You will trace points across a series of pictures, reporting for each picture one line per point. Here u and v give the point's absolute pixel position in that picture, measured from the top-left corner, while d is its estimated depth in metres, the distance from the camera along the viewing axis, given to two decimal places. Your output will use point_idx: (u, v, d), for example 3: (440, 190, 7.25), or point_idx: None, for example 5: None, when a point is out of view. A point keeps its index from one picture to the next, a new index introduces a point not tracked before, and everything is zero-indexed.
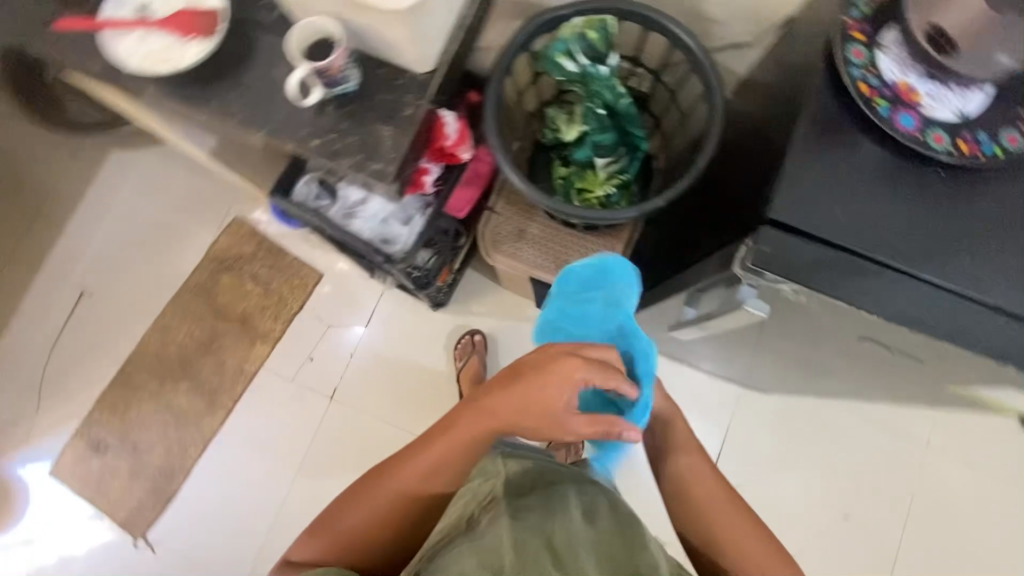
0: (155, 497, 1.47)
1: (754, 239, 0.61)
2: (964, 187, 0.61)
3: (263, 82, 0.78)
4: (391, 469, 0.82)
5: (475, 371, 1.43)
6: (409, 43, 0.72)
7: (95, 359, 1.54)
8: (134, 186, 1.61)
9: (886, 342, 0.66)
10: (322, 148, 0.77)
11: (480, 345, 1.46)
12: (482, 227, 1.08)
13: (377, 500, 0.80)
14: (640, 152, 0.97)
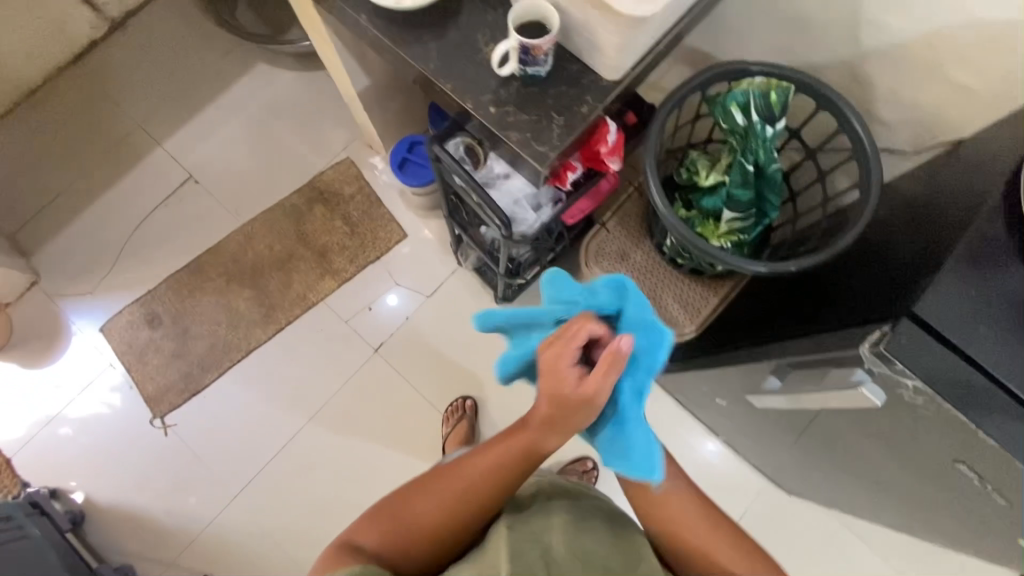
0: (185, 384, 1.51)
1: (890, 328, 0.63)
2: None
3: (466, 39, 0.84)
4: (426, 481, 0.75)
5: (462, 435, 1.42)
6: (613, 51, 0.76)
7: (177, 240, 1.62)
8: (269, 100, 1.71)
9: (989, 475, 0.64)
10: (497, 116, 0.82)
11: (470, 411, 1.47)
12: (588, 239, 1.11)
13: (446, 492, 0.73)
14: (766, 220, 0.99)
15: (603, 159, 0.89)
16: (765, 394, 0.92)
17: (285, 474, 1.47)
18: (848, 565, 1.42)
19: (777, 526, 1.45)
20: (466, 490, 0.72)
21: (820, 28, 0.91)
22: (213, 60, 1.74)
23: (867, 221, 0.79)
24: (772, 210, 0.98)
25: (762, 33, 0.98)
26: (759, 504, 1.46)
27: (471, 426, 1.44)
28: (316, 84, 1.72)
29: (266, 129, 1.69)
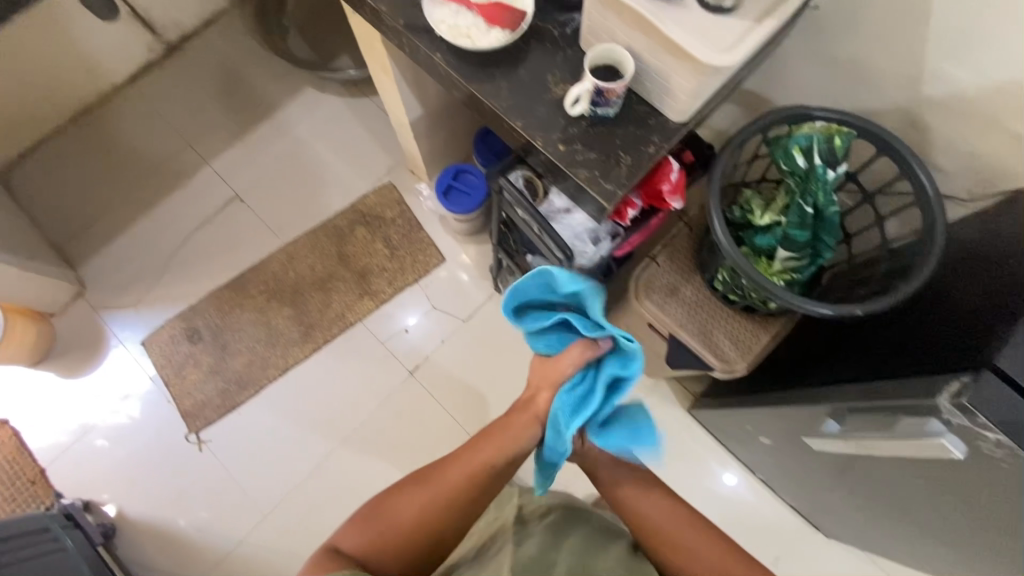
0: (222, 400, 1.52)
1: (970, 380, 0.63)
2: None
3: (536, 79, 0.87)
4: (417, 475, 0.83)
5: None
6: (685, 96, 0.78)
7: (220, 257, 1.65)
8: (315, 124, 1.76)
9: None
10: (566, 154, 0.84)
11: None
12: (638, 273, 1.11)
13: (429, 497, 0.80)
14: (820, 260, 1.00)
15: (664, 197, 0.92)
16: (824, 435, 0.91)
17: (316, 494, 1.46)
18: None
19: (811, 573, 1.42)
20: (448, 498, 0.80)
21: (880, 77, 0.93)
22: (263, 84, 1.79)
23: (933, 268, 0.80)
24: (827, 251, 0.99)
25: (819, 78, 1.00)
26: (793, 545, 1.44)
27: None
28: (361, 109, 1.77)
29: (311, 151, 1.74)
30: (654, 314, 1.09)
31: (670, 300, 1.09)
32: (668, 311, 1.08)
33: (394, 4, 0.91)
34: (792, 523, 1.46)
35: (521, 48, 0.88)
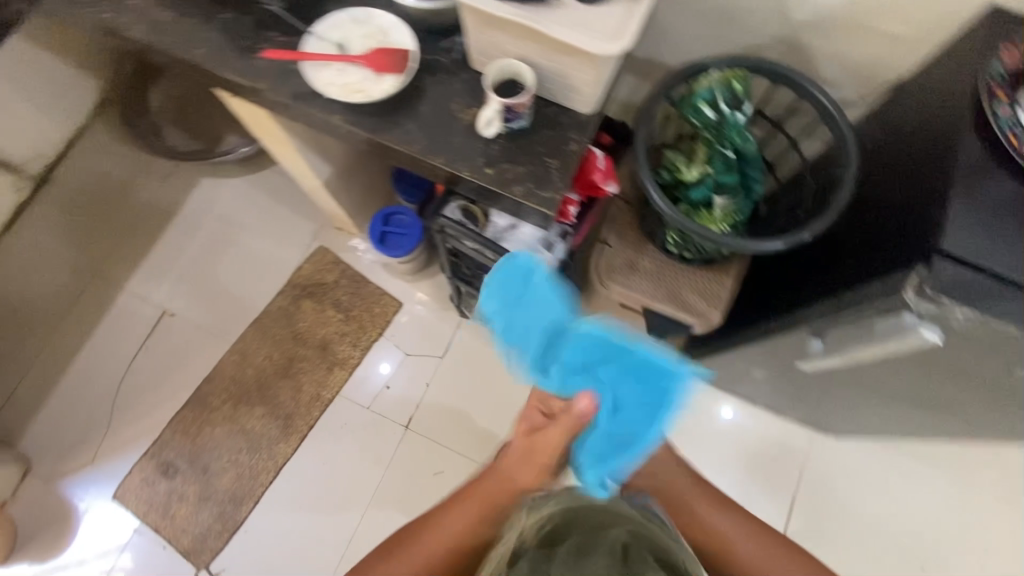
0: (222, 524, 1.42)
1: (928, 271, 0.67)
2: None
3: (441, 112, 0.86)
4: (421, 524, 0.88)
5: None
6: (589, 88, 0.79)
7: (169, 380, 1.54)
8: (223, 213, 1.67)
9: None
10: (495, 176, 0.83)
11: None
12: (596, 260, 1.14)
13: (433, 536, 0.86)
14: (754, 196, 1.05)
15: (599, 186, 0.93)
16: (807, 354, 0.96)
17: None
18: (909, 486, 1.48)
19: (833, 473, 1.50)
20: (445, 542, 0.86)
21: (751, 16, 0.98)
22: (153, 190, 1.68)
23: (858, 174, 0.85)
24: (757, 185, 1.04)
25: (699, 29, 1.05)
26: (812, 456, 1.51)
27: None
28: (265, 184, 1.69)
29: (228, 241, 1.65)
30: (624, 293, 1.11)
31: (634, 276, 1.12)
32: (635, 286, 1.11)
33: (270, 78, 0.86)
34: (802, 432, 1.53)
35: (416, 87, 0.87)
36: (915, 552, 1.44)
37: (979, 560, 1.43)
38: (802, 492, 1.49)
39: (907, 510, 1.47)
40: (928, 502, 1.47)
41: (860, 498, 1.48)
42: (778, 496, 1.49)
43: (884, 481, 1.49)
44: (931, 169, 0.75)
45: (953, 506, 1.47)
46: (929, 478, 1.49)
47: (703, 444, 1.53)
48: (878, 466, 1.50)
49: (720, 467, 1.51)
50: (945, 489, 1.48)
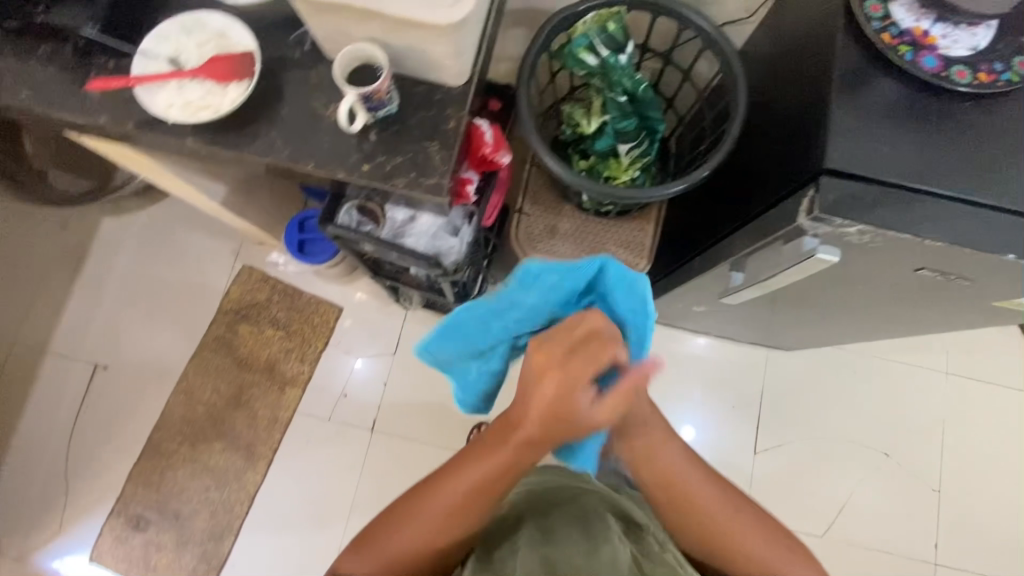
0: (206, 564, 1.40)
1: (816, 189, 0.65)
2: (995, 125, 0.67)
3: (303, 114, 0.79)
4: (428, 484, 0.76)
5: None
6: (450, 59, 0.74)
7: (118, 434, 1.48)
8: (134, 252, 1.58)
9: (943, 267, 0.70)
10: (374, 171, 0.78)
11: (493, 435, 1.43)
12: (514, 230, 1.10)
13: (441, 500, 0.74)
14: (658, 135, 1.02)
15: (493, 157, 0.88)
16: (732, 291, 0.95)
17: None
18: (863, 383, 1.54)
19: (792, 384, 1.54)
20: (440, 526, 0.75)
21: None
22: (54, 241, 1.57)
23: (747, 99, 0.82)
24: (659, 124, 1.01)
25: None
26: (770, 374, 1.55)
27: None
28: (171, 212, 1.59)
29: (147, 280, 1.56)
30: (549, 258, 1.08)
31: (556, 239, 1.09)
32: (559, 249, 1.08)
33: (106, 110, 0.78)
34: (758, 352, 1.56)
35: (270, 90, 0.80)
36: (878, 442, 1.51)
37: (936, 437, 1.51)
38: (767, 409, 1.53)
39: (865, 406, 1.53)
40: (883, 393, 1.53)
41: (820, 403, 1.53)
42: (745, 417, 1.53)
43: (841, 383, 1.54)
44: (813, 81, 0.72)
45: (907, 392, 1.53)
46: (881, 371, 1.54)
47: (667, 384, 1.55)
48: (833, 370, 1.55)
49: (686, 403, 1.54)
50: (897, 378, 1.54)
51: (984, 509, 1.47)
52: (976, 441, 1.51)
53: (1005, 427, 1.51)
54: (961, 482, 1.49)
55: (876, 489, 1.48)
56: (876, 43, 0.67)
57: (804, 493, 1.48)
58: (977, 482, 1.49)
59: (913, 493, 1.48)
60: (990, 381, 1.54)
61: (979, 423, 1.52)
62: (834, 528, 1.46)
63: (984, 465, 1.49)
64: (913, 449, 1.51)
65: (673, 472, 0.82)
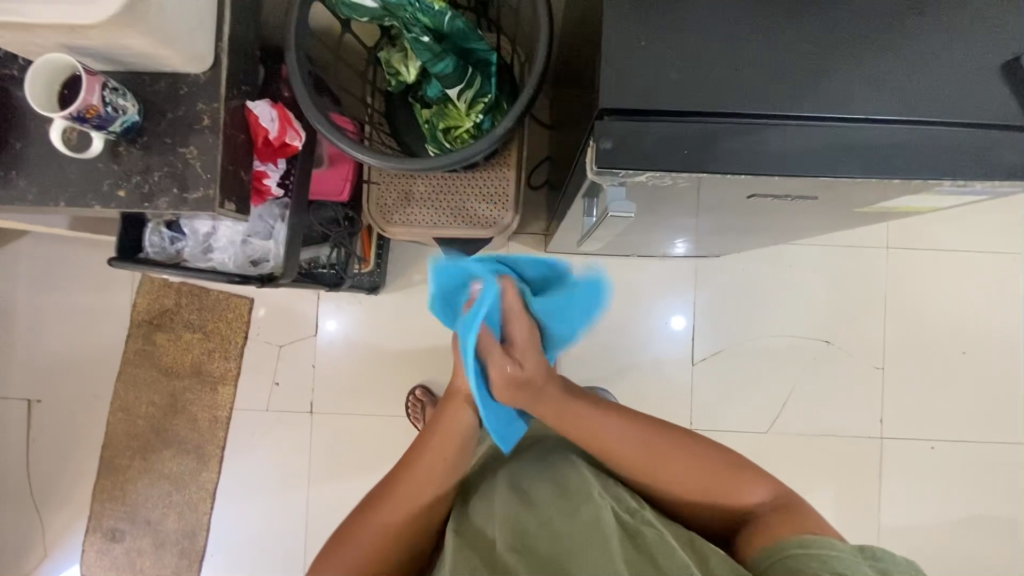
0: (187, 560, 1.49)
1: (594, 138, 0.54)
2: (810, 8, 0.54)
3: (38, 143, 0.69)
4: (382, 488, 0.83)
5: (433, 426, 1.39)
6: (162, 48, 0.62)
7: (72, 459, 1.51)
8: (29, 281, 1.51)
9: (778, 190, 0.61)
10: (132, 194, 0.68)
11: (426, 396, 1.44)
12: (366, 204, 1.00)
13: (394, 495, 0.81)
14: (492, 68, 0.88)
15: (282, 143, 0.76)
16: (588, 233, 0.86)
17: None
18: (799, 274, 1.47)
19: (728, 290, 1.48)
20: (400, 515, 0.79)
21: None
22: None
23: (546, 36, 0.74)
24: (488, 54, 0.86)
25: None
26: (702, 282, 1.48)
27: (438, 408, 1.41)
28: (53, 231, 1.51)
29: (52, 307, 1.51)
30: (410, 226, 0.99)
31: (414, 204, 0.99)
32: (419, 213, 0.99)
33: None
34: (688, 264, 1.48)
35: None
36: (820, 333, 1.47)
37: (879, 318, 1.46)
38: (704, 320, 1.48)
39: (803, 300, 1.47)
40: (821, 283, 1.47)
41: (759, 305, 1.48)
42: (682, 332, 1.48)
43: (778, 280, 1.47)
44: None
45: (847, 278, 1.46)
46: (817, 260, 1.47)
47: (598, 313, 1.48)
48: (768, 269, 1.47)
49: (621, 328, 1.48)
50: (836, 265, 1.46)
51: (930, 380, 1.45)
52: (921, 315, 1.46)
53: (951, 296, 1.45)
54: (907, 357, 1.46)
55: (822, 378, 1.46)
56: None
57: (748, 396, 1.47)
58: (922, 356, 1.46)
59: (858, 377, 1.46)
60: (935, 250, 1.45)
61: (921, 292, 1.46)
62: (780, 424, 1.46)
63: (929, 338, 1.46)
64: (856, 334, 1.46)
65: (586, 430, 0.83)
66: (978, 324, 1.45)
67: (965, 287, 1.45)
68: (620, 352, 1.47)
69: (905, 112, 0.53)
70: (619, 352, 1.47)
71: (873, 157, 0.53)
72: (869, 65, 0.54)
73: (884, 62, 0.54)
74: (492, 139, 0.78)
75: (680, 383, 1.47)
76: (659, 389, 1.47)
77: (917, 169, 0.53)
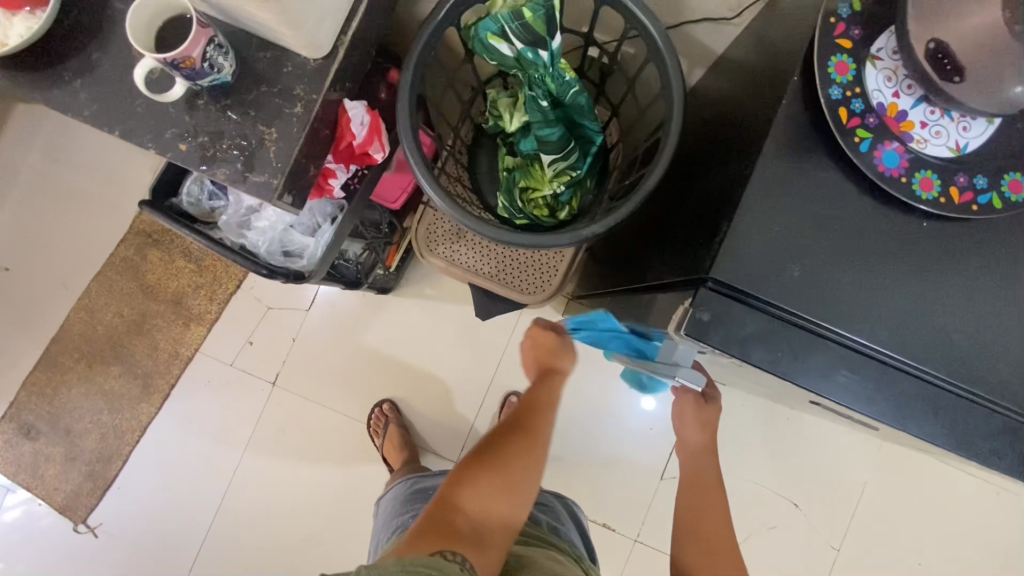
0: (93, 483, 1.41)
1: (691, 301, 0.51)
2: (951, 258, 0.51)
3: (117, 63, 0.63)
4: (495, 441, 0.79)
5: (394, 443, 1.34)
6: (283, 26, 0.57)
7: (14, 341, 1.42)
8: (46, 150, 1.44)
9: (839, 409, 0.58)
10: (193, 152, 0.63)
11: (392, 413, 1.39)
12: (415, 224, 0.95)
13: (514, 441, 0.79)
14: (592, 148, 0.85)
15: (364, 151, 0.72)
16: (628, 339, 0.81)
17: (228, 537, 1.39)
18: (793, 432, 1.44)
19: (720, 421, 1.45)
20: (524, 454, 0.78)
21: None
22: None
23: (671, 150, 0.66)
24: (594, 134, 0.83)
25: None
26: None
27: (402, 428, 1.36)
28: None
29: (58, 183, 1.44)
30: (453, 264, 0.94)
31: (464, 241, 0.94)
32: (466, 253, 0.94)
33: None
34: None
35: (79, 25, 0.63)
36: (791, 495, 1.44)
37: (850, 502, 1.44)
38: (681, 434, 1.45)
39: (786, 458, 1.45)
40: (809, 448, 1.45)
41: (743, 446, 1.45)
42: (658, 443, 1.44)
43: (770, 428, 1.45)
44: (744, 149, 0.55)
45: (835, 453, 1.44)
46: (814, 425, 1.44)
47: (582, 390, 1.45)
48: (765, 416, 1.45)
49: (603, 415, 1.44)
50: (828, 437, 1.44)
51: None
52: (889, 516, 1.44)
53: (923, 509, 1.44)
54: (863, 551, 1.43)
55: (777, 539, 1.43)
56: (830, 119, 0.49)
57: None
58: (878, 554, 1.43)
59: (811, 552, 1.43)
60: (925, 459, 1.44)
61: (896, 493, 1.44)
62: None
63: (890, 540, 1.44)
64: (824, 509, 1.44)
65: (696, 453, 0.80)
66: (940, 545, 1.43)
67: (941, 506, 1.44)
68: (592, 437, 1.44)
69: (1006, 397, 0.51)
70: (590, 437, 1.44)
71: (957, 426, 0.50)
72: (988, 338, 0.51)
73: (1004, 339, 0.51)
74: (574, 236, 0.69)
75: (642, 492, 1.42)
76: (620, 490, 1.42)
77: (998, 459, 0.50)
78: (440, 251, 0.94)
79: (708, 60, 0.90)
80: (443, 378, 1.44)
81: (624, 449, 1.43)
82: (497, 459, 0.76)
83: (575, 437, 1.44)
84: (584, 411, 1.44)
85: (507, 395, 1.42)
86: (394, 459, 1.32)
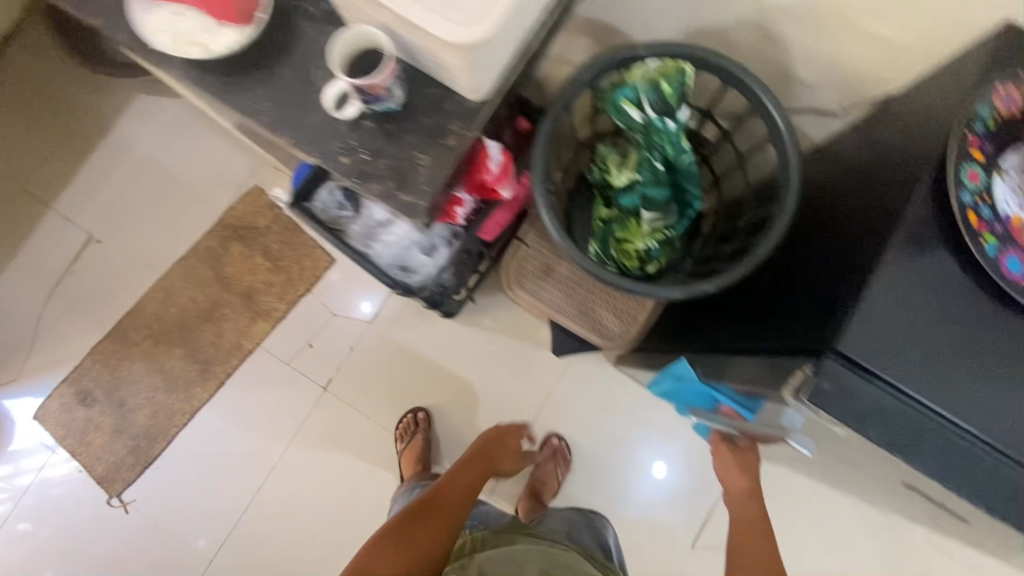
0: (136, 458, 1.44)
1: (813, 371, 0.54)
2: None
3: (300, 80, 0.71)
4: (408, 517, 0.83)
5: (416, 451, 1.37)
6: (461, 71, 0.64)
7: (91, 309, 1.49)
8: (156, 138, 1.55)
9: (935, 497, 0.59)
10: (352, 167, 0.70)
11: (423, 424, 1.42)
12: (506, 258, 1.01)
13: (423, 517, 0.84)
14: (689, 213, 0.90)
15: (492, 186, 0.79)
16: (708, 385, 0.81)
17: (255, 533, 1.41)
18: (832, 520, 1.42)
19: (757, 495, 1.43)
20: (431, 532, 0.82)
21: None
22: (89, 100, 1.55)
23: (789, 221, 0.69)
24: (692, 201, 0.89)
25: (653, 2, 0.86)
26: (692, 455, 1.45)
27: (426, 441, 1.39)
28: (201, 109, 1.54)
29: (160, 170, 1.54)
30: (537, 300, 0.99)
31: (550, 280, 0.99)
32: (551, 292, 0.99)
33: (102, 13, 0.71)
34: None
35: (272, 43, 0.71)
36: None
37: None
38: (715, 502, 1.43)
39: None
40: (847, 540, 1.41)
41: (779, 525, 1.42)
42: (692, 507, 1.43)
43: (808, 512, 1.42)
44: (866, 234, 0.60)
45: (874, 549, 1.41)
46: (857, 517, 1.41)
47: (611, 439, 1.46)
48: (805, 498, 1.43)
49: (638, 469, 1.44)
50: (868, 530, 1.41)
51: None
52: None
53: None
54: None
55: None
56: (963, 222, 0.53)
57: None
58: None
59: None
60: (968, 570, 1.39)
61: None
62: None
63: None
64: None
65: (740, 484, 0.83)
66: None
67: None
68: (625, 491, 1.43)
69: None
70: (623, 490, 1.43)
71: None
72: None
73: None
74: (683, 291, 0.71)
75: (670, 555, 1.40)
76: (649, 550, 1.41)
77: None
78: (528, 286, 0.99)
79: (807, 145, 0.96)
80: (487, 409, 1.47)
81: (651, 506, 1.43)
82: (403, 535, 0.80)
83: (609, 488, 1.44)
84: (622, 462, 1.45)
85: (548, 435, 1.44)
86: (408, 468, 1.35)
